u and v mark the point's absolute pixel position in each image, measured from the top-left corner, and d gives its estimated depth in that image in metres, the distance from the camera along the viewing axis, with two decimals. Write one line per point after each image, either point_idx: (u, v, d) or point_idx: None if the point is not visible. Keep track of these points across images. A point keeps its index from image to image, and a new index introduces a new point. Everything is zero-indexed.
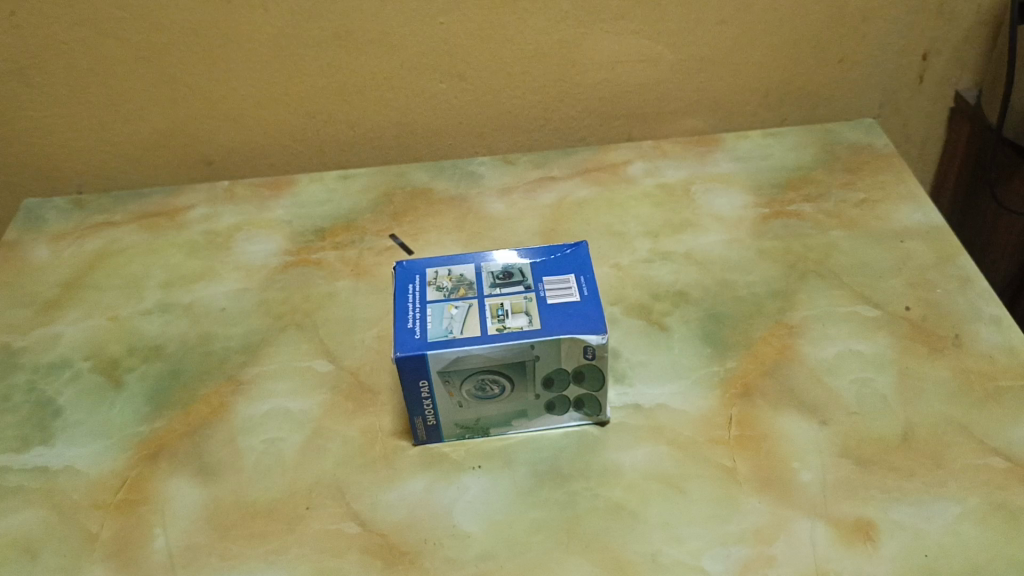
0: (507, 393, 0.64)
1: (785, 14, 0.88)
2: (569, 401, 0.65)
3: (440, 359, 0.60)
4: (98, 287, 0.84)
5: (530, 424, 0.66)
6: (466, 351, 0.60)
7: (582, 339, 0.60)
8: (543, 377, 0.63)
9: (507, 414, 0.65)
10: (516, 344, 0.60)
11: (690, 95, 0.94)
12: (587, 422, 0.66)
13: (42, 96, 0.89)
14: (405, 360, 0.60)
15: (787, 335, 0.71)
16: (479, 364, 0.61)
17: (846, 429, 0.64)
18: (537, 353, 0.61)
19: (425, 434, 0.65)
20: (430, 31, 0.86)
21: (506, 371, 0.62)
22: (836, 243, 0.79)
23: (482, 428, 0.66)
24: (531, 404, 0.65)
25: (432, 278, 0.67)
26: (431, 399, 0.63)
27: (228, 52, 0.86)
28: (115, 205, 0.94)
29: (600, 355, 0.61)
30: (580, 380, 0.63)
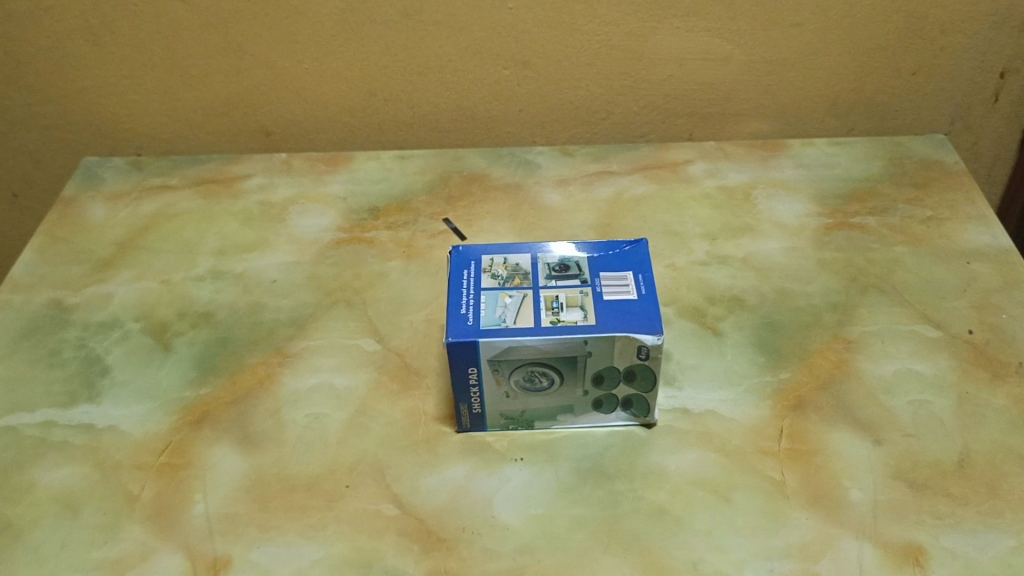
0: (556, 386, 0.63)
1: (862, 21, 0.86)
2: (617, 400, 0.64)
3: (491, 347, 0.59)
4: (152, 250, 0.84)
5: (575, 420, 0.65)
6: (518, 342, 0.59)
7: (637, 338, 0.59)
8: (593, 374, 0.62)
9: (553, 408, 0.64)
10: (569, 339, 0.60)
11: (757, 98, 0.92)
12: (634, 423, 0.65)
13: (108, 57, 0.89)
14: (456, 346, 0.59)
15: (845, 349, 0.69)
16: (530, 356, 0.60)
17: (900, 450, 0.62)
18: (590, 348, 0.60)
19: (469, 422, 0.65)
20: (498, 16, 0.85)
21: (557, 364, 0.61)
22: (899, 259, 0.77)
23: (527, 421, 0.65)
24: (578, 400, 0.64)
25: (487, 265, 0.66)
26: (478, 387, 0.62)
27: (294, 24, 0.86)
28: (172, 170, 0.95)
29: (654, 355, 0.60)
30: (631, 379, 0.62)
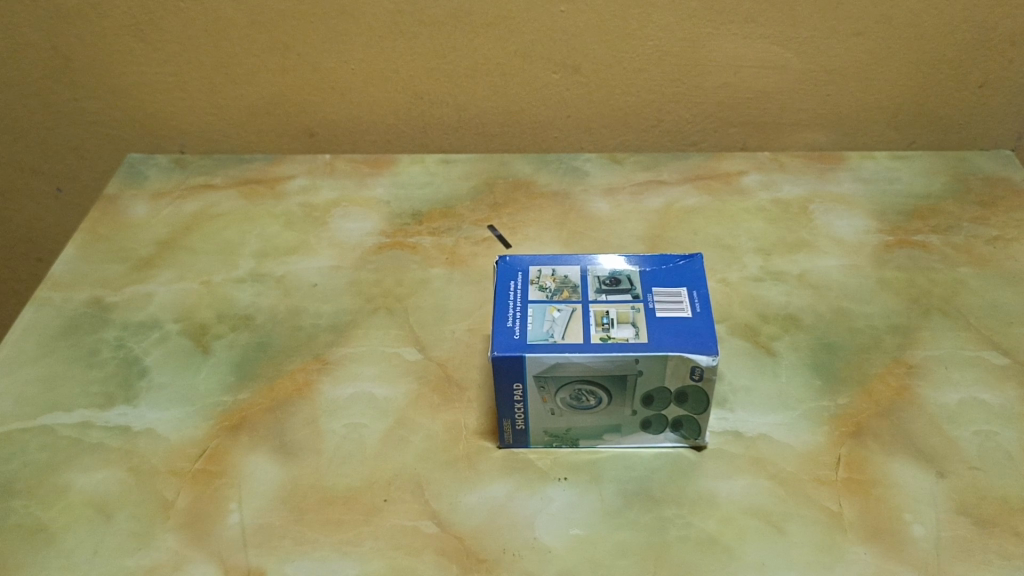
0: (603, 405, 0.60)
1: (928, 31, 0.83)
2: (667, 421, 0.61)
3: (538, 363, 0.57)
4: (193, 250, 0.83)
5: (622, 440, 0.63)
6: (566, 358, 0.57)
7: (691, 358, 0.57)
8: (643, 394, 0.60)
9: (599, 427, 0.62)
10: (620, 357, 0.57)
11: (814, 108, 0.89)
12: (683, 445, 0.63)
13: (155, 53, 0.89)
14: (501, 360, 0.57)
15: (906, 375, 0.66)
16: (578, 373, 0.58)
17: (964, 483, 0.59)
18: (640, 367, 0.58)
19: (511, 438, 0.63)
20: (550, 19, 0.83)
21: (605, 383, 0.59)
22: (964, 280, 0.74)
23: (571, 439, 0.63)
24: (626, 420, 0.61)
25: (535, 277, 0.64)
26: (523, 403, 0.60)
27: (343, 24, 0.85)
28: (216, 169, 0.94)
29: (708, 376, 0.58)
30: (683, 400, 0.60)
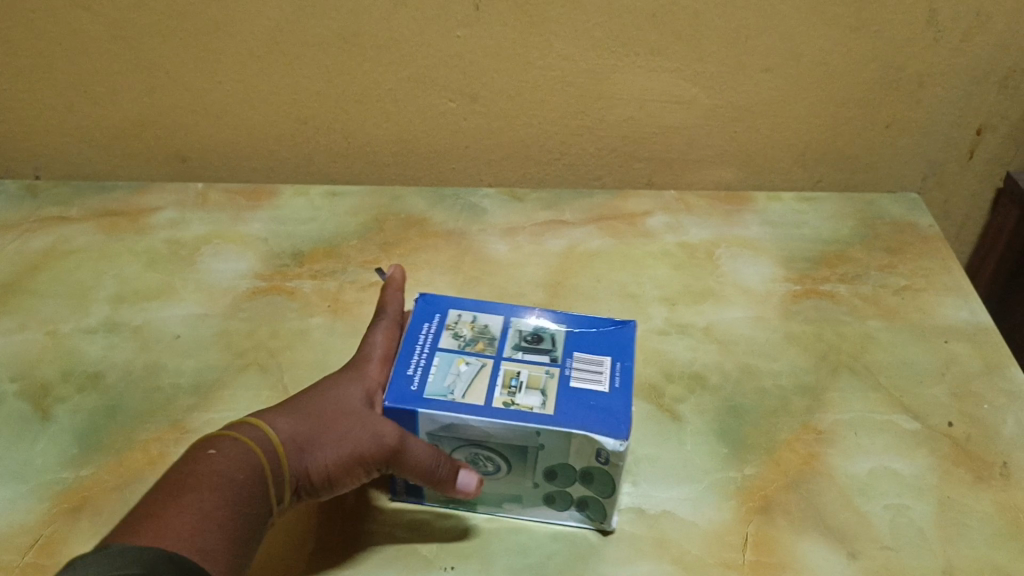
0: (503, 474, 0.55)
1: (838, 69, 0.80)
2: (571, 499, 0.56)
3: (430, 421, 0.52)
4: (39, 294, 0.74)
5: (523, 512, 0.58)
6: (459, 420, 0.51)
7: (596, 441, 0.50)
8: (545, 468, 0.54)
9: (498, 497, 0.57)
10: (519, 427, 0.51)
11: (722, 145, 0.85)
12: (589, 526, 0.57)
13: (2, 68, 0.79)
14: (390, 413, 0.52)
15: (815, 442, 0.63)
16: (475, 436, 0.52)
17: (878, 565, 0.55)
18: (542, 440, 0.51)
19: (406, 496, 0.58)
20: (444, 44, 0.77)
21: (503, 451, 0.53)
22: (872, 334, 0.71)
23: (471, 502, 0.58)
24: (527, 493, 0.56)
25: (452, 322, 0.58)
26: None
27: (215, 41, 0.77)
28: (73, 198, 0.85)
29: (614, 462, 0.51)
30: (589, 482, 0.54)
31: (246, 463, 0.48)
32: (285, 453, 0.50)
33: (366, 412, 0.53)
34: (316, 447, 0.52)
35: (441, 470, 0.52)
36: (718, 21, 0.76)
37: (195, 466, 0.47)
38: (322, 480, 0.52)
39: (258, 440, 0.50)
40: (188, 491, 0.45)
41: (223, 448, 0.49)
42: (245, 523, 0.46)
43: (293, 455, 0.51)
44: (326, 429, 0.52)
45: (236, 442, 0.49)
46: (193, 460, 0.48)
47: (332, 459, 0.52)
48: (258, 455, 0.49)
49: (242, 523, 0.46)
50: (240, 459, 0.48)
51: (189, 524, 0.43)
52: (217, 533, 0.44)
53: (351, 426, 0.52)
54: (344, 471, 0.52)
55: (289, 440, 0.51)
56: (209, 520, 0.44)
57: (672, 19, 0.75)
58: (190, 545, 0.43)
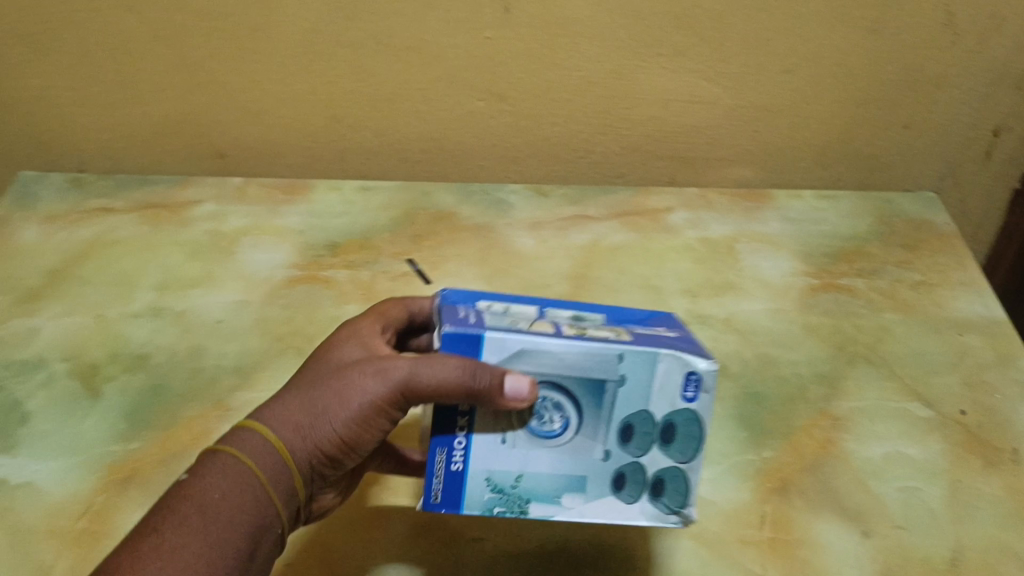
0: (570, 437, 0.48)
1: (856, 71, 0.82)
2: (645, 477, 0.48)
3: (499, 346, 0.47)
4: (86, 281, 0.77)
5: (586, 509, 0.48)
6: (535, 345, 0.46)
7: (686, 359, 0.47)
8: (620, 423, 0.48)
9: (558, 481, 0.48)
10: (602, 350, 0.46)
11: (742, 144, 0.88)
12: (665, 518, 0.48)
13: (51, 66, 0.82)
14: (454, 335, 0.47)
15: (831, 427, 0.65)
16: (545, 371, 0.47)
17: (889, 544, 0.57)
18: (624, 369, 0.47)
19: (442, 495, 0.47)
20: (474, 45, 0.80)
21: (577, 398, 0.47)
22: (888, 327, 0.73)
23: (518, 500, 0.48)
24: (596, 471, 0.48)
25: (493, 305, 0.54)
26: (467, 425, 0.47)
27: (255, 41, 0.80)
28: (117, 191, 0.88)
29: (704, 390, 0.47)
30: (668, 442, 0.48)
31: (237, 477, 0.46)
32: (283, 442, 0.48)
33: (369, 367, 0.49)
34: (318, 421, 0.48)
35: (471, 381, 0.44)
36: (739, 24, 0.78)
37: (185, 496, 0.45)
38: (341, 449, 0.49)
39: (252, 441, 0.47)
40: (167, 533, 0.43)
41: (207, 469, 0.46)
42: (238, 547, 0.44)
43: (295, 440, 0.48)
44: (325, 398, 0.48)
45: (228, 454, 0.47)
46: (187, 486, 0.45)
47: (341, 426, 0.48)
48: (249, 467, 0.46)
49: (232, 557, 0.44)
50: (231, 475, 0.46)
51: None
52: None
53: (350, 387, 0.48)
54: (361, 429, 0.49)
55: (286, 427, 0.48)
56: (191, 567, 0.42)
57: (695, 22, 0.78)
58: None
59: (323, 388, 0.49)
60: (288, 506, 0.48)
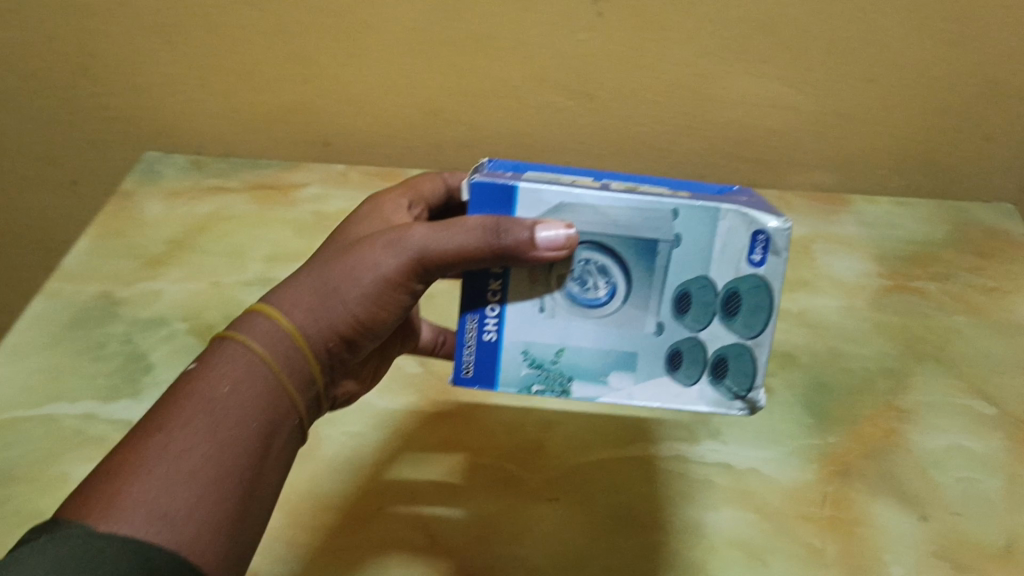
0: (618, 304, 0.49)
1: (937, 81, 0.85)
2: (704, 356, 0.50)
3: (536, 198, 0.47)
4: (203, 251, 0.86)
5: (634, 390, 0.50)
6: (575, 198, 0.47)
7: (752, 216, 0.47)
8: (677, 290, 0.48)
9: (607, 359, 0.50)
10: (654, 206, 0.47)
11: (821, 149, 0.91)
12: (726, 402, 0.50)
13: (179, 55, 0.90)
14: (483, 186, 0.47)
15: (895, 418, 0.68)
16: (590, 228, 0.47)
17: (946, 528, 0.60)
18: (677, 227, 0.47)
19: (474, 371, 0.50)
20: (568, 46, 0.85)
21: (627, 262, 0.48)
22: (958, 328, 0.76)
23: (559, 377, 0.50)
24: (650, 348, 0.50)
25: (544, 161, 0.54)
26: (500, 289, 0.49)
27: (365, 38, 0.86)
28: (231, 172, 0.97)
29: (773, 252, 0.47)
30: (733, 314, 0.49)
31: (247, 365, 0.43)
32: (295, 327, 0.45)
33: (379, 240, 0.47)
34: (332, 300, 0.46)
35: (501, 237, 0.45)
36: (822, 32, 0.81)
37: (191, 391, 0.41)
38: (358, 330, 0.47)
39: (258, 327, 0.44)
40: (175, 432, 0.39)
41: (208, 365, 0.43)
42: (254, 439, 0.41)
43: (309, 323, 0.45)
44: (335, 275, 0.46)
45: (232, 343, 0.43)
46: (191, 381, 0.42)
47: (358, 304, 0.46)
48: (261, 357, 0.43)
49: (248, 456, 0.40)
50: (239, 363, 0.42)
51: (170, 492, 0.37)
52: (218, 471, 0.39)
53: (362, 260, 0.46)
54: (378, 307, 0.47)
55: (297, 309, 0.45)
56: (203, 468, 0.38)
57: (779, 29, 0.81)
58: (167, 517, 0.36)
59: (331, 265, 0.47)
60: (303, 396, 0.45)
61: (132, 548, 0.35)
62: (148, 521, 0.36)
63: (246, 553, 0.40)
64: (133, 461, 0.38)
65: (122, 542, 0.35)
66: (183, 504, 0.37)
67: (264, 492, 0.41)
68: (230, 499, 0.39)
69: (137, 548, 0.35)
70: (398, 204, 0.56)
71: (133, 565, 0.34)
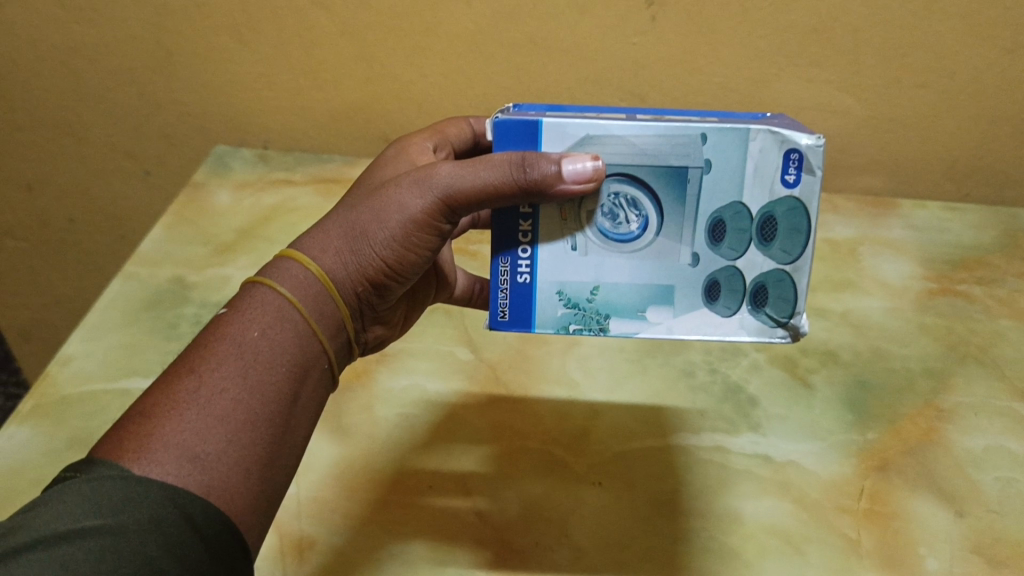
0: (650, 237, 0.49)
1: (990, 88, 0.85)
2: (743, 286, 0.50)
3: (560, 132, 0.47)
4: (269, 240, 0.92)
5: (674, 325, 0.50)
6: (602, 129, 0.46)
7: (784, 134, 0.46)
8: (710, 219, 0.48)
9: (643, 294, 0.50)
10: (683, 132, 0.46)
11: (872, 154, 0.92)
12: (768, 330, 0.50)
13: (249, 54, 0.94)
14: (507, 125, 0.47)
15: (935, 418, 0.69)
16: (619, 159, 0.47)
17: (982, 525, 0.61)
18: (708, 153, 0.47)
19: (510, 313, 0.51)
20: (622, 49, 0.87)
21: (657, 193, 0.48)
22: (1002, 332, 0.78)
23: (596, 316, 0.50)
24: (686, 281, 0.49)
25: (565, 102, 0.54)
26: (530, 230, 0.49)
27: (426, 39, 0.90)
28: (296, 165, 1.04)
29: (807, 170, 0.46)
30: (769, 240, 0.48)
31: (276, 311, 0.45)
32: (324, 270, 0.47)
33: (407, 181, 0.48)
34: (360, 244, 0.48)
35: (527, 172, 0.45)
36: (875, 38, 0.83)
37: (223, 335, 0.44)
38: (385, 274, 0.49)
39: (288, 273, 0.46)
40: (205, 377, 0.42)
41: (238, 309, 0.45)
42: (281, 382, 0.44)
43: (336, 269, 0.47)
44: (362, 219, 0.48)
45: (263, 288, 0.46)
46: (223, 326, 0.44)
47: (386, 247, 0.48)
48: (291, 303, 0.45)
49: (274, 401, 0.43)
50: (268, 310, 0.45)
51: (199, 435, 0.40)
52: (249, 414, 0.42)
53: (390, 202, 0.48)
54: (405, 250, 0.48)
55: (326, 255, 0.47)
56: (232, 411, 0.41)
57: (832, 34, 0.83)
58: (197, 459, 0.39)
59: (360, 209, 0.49)
60: (332, 340, 0.47)
61: (165, 490, 0.38)
62: (179, 461, 0.39)
63: (273, 494, 0.43)
64: (165, 404, 0.41)
65: (155, 484, 0.38)
66: (212, 446, 0.40)
67: (292, 434, 0.44)
68: (257, 442, 0.42)
69: (169, 490, 0.38)
70: (424, 146, 0.58)
71: (165, 508, 0.37)
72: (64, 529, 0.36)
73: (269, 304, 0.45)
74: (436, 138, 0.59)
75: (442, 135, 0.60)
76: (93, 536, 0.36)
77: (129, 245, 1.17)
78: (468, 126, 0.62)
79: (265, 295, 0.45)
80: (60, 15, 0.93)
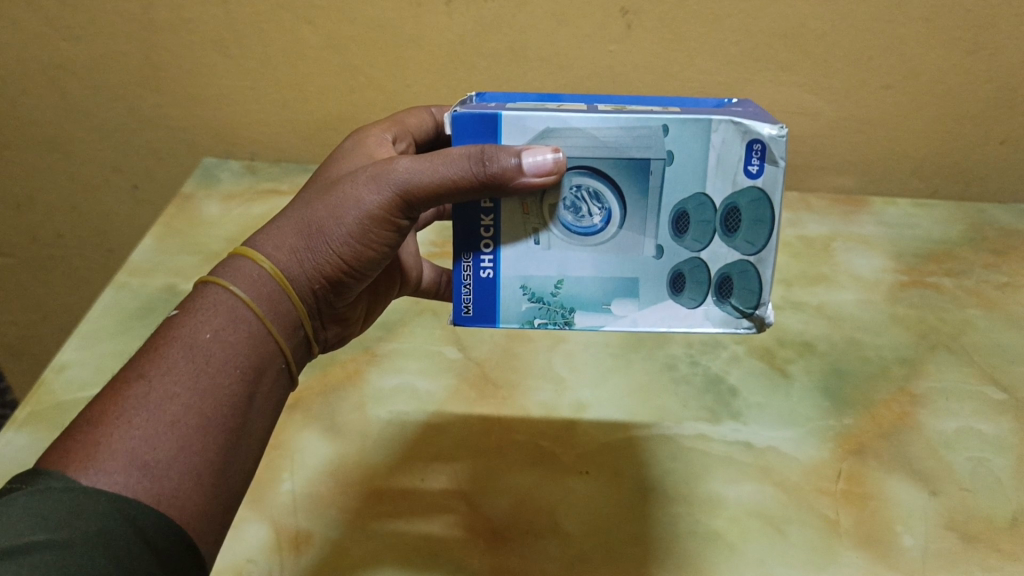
0: (614, 230, 0.49)
1: (954, 88, 0.88)
2: (707, 278, 0.50)
3: (519, 126, 0.47)
4: None
5: (639, 317, 0.51)
6: (561, 122, 0.47)
7: (746, 125, 0.46)
8: (674, 211, 0.49)
9: (608, 287, 0.50)
10: (643, 125, 0.47)
11: (843, 154, 0.95)
12: (735, 321, 0.51)
13: (236, 68, 0.96)
14: (466, 118, 0.47)
15: (909, 403, 0.72)
16: (580, 151, 0.47)
17: (955, 503, 0.63)
18: (670, 144, 0.47)
19: (473, 309, 0.51)
20: (599, 57, 0.90)
21: (620, 185, 0.48)
22: (972, 321, 0.81)
23: (561, 310, 0.51)
24: (651, 273, 0.50)
25: (527, 95, 0.54)
26: (491, 225, 0.49)
27: (409, 51, 0.92)
28: (283, 176, 1.06)
29: (770, 161, 0.47)
30: (733, 231, 0.49)
31: (229, 312, 0.44)
32: (279, 269, 0.46)
33: (363, 176, 0.48)
34: (315, 242, 0.47)
35: (486, 165, 0.45)
36: (844, 42, 0.86)
37: (173, 338, 0.43)
38: (342, 271, 0.49)
39: (242, 273, 0.46)
40: (156, 381, 0.41)
41: (189, 310, 0.44)
42: (236, 384, 0.43)
43: (291, 266, 0.47)
44: (317, 215, 0.48)
45: (214, 289, 0.45)
46: (174, 328, 0.43)
47: (342, 244, 0.47)
48: (245, 303, 0.44)
49: (228, 405, 0.42)
50: (221, 310, 0.44)
51: (149, 443, 0.39)
52: (200, 418, 0.41)
53: (345, 197, 0.48)
54: (362, 246, 0.48)
55: (280, 252, 0.47)
56: (183, 416, 0.40)
57: (803, 39, 0.86)
58: (147, 467, 0.38)
59: (314, 205, 0.48)
60: (289, 340, 0.47)
61: (114, 501, 0.37)
62: (127, 470, 0.38)
63: (228, 500, 0.42)
64: (113, 412, 0.39)
65: (103, 495, 0.37)
66: (162, 454, 0.39)
67: (247, 438, 0.43)
68: (210, 448, 0.41)
69: (118, 501, 0.37)
70: (383, 137, 0.59)
71: (116, 521, 0.36)
72: (7, 545, 0.34)
73: (222, 305, 0.44)
74: (395, 129, 0.61)
75: (402, 126, 0.62)
76: (40, 551, 0.34)
77: (118, 259, 1.18)
78: (429, 116, 0.64)
79: (218, 295, 0.45)
80: (48, 33, 0.94)
